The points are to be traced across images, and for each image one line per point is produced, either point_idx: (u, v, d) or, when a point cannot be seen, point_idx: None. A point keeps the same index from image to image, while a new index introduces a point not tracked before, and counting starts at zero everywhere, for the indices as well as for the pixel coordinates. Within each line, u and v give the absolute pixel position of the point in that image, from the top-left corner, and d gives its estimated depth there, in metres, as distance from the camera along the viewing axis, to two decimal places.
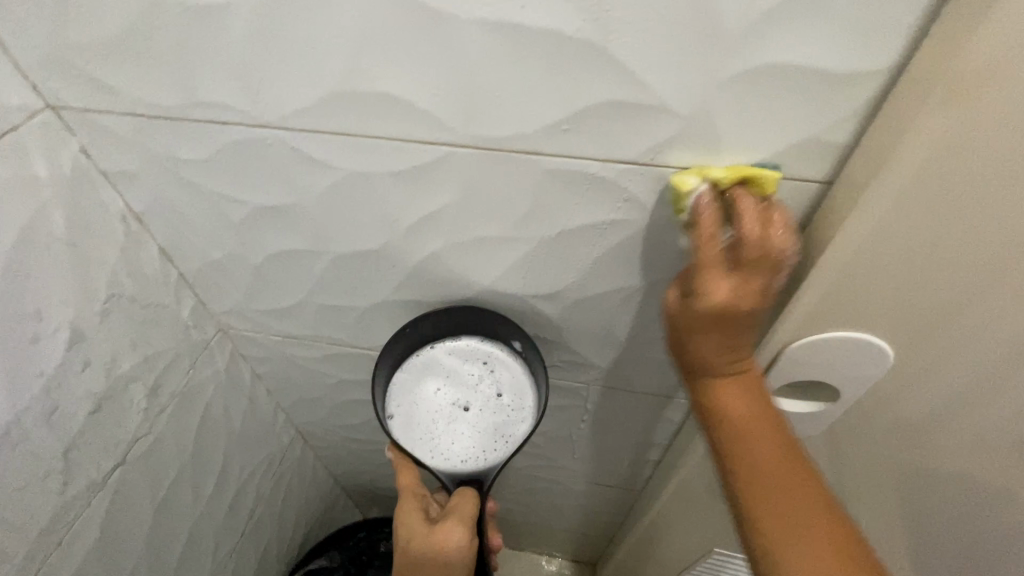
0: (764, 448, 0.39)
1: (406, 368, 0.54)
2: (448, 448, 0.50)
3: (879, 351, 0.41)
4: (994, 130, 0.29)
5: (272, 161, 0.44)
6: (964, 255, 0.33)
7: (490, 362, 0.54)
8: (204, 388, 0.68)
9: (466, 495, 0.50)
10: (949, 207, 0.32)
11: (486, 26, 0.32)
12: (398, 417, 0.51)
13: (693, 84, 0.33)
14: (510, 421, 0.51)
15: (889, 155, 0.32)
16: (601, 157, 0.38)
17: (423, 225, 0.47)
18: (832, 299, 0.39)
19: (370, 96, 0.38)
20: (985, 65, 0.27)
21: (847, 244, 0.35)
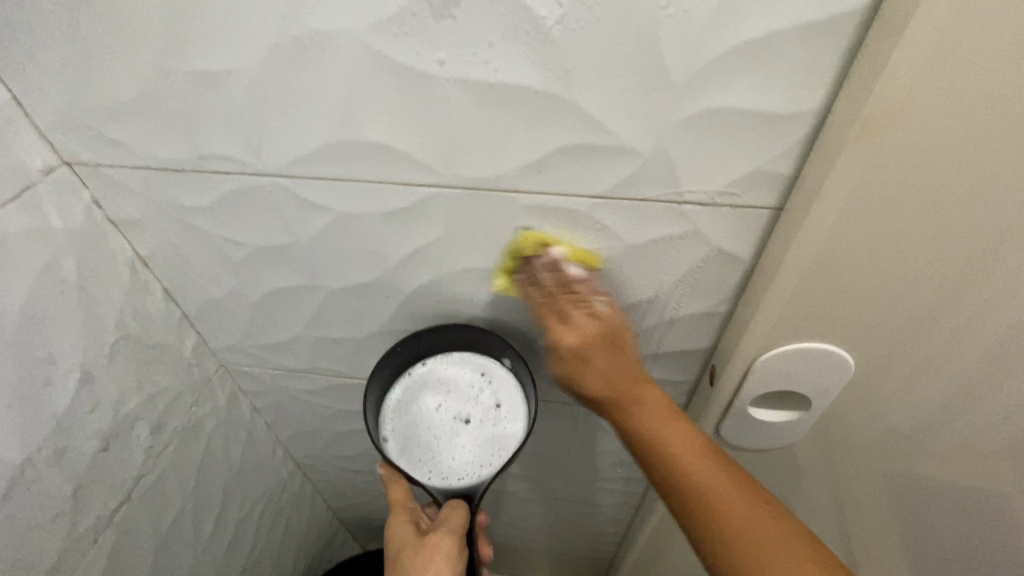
0: (661, 420, 0.44)
1: (400, 386, 0.57)
2: (450, 460, 0.53)
3: (841, 359, 0.44)
4: (912, 149, 0.32)
5: (267, 206, 0.48)
6: (910, 257, 0.36)
7: (486, 373, 0.56)
8: (206, 424, 0.70)
9: (455, 508, 0.51)
10: (888, 218, 0.35)
11: (457, 82, 0.36)
12: (395, 439, 0.54)
13: (649, 126, 0.37)
14: (506, 431, 0.53)
15: (825, 180, 0.35)
16: (573, 192, 0.41)
17: (413, 260, 0.50)
18: (793, 310, 0.42)
19: (357, 145, 0.41)
20: (895, 102, 0.30)
21: (800, 258, 0.38)
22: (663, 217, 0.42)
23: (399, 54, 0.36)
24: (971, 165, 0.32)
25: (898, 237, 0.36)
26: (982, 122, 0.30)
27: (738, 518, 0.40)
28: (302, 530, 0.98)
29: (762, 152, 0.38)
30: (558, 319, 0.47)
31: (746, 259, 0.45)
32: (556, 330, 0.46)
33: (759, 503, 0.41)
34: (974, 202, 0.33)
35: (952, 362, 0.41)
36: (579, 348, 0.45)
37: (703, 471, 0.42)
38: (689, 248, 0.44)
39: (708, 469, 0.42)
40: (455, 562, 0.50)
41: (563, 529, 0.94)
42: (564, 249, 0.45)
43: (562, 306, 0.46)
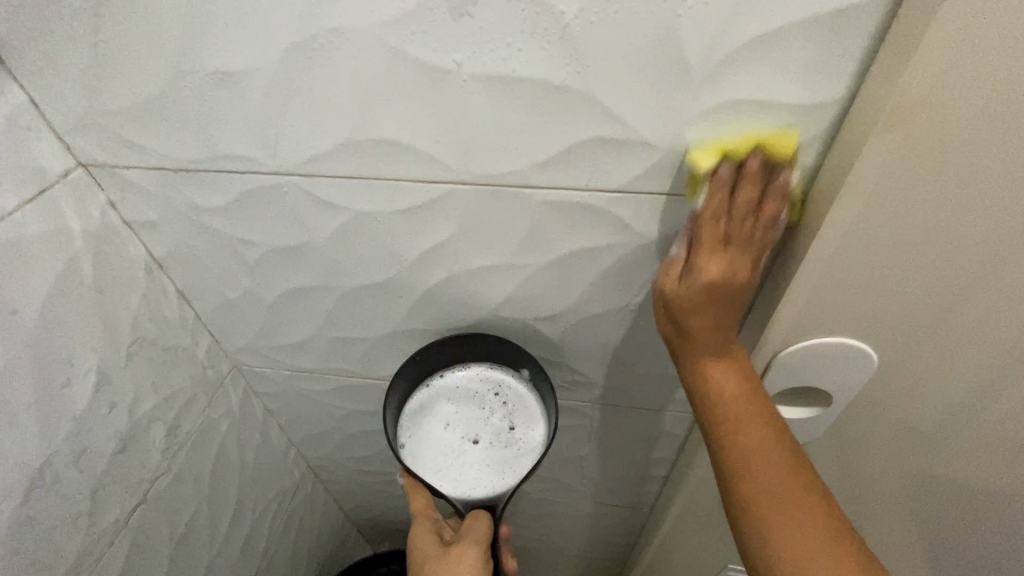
0: (734, 397, 0.41)
1: (418, 399, 0.57)
2: (460, 478, 0.51)
3: (865, 355, 0.43)
4: (935, 142, 0.31)
5: (282, 206, 0.48)
6: (933, 251, 0.36)
7: (501, 392, 0.57)
8: (220, 425, 0.70)
9: (478, 517, 0.50)
10: (911, 213, 0.34)
11: (475, 77, 0.36)
12: (409, 448, 0.53)
13: (667, 119, 0.36)
14: (519, 451, 0.53)
15: (845, 174, 0.34)
16: (591, 188, 0.41)
17: (427, 259, 0.50)
18: (812, 307, 0.41)
19: (372, 143, 0.41)
20: (919, 93, 0.30)
21: (820, 253, 0.38)
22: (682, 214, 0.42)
23: (415, 50, 0.35)
24: (996, 151, 0.31)
25: (921, 226, 0.35)
26: (1007, 108, 0.29)
27: (792, 522, 0.37)
28: (315, 532, 0.98)
29: (784, 142, 0.37)
30: (717, 201, 0.37)
31: (764, 254, 0.44)
32: (710, 208, 0.38)
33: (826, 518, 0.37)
34: (999, 190, 0.32)
35: (976, 352, 0.40)
36: (718, 289, 0.38)
37: (791, 521, 0.37)
38: None
39: (773, 470, 0.39)
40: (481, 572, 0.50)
41: (575, 529, 0.94)
42: (727, 140, 0.37)
43: (737, 228, 0.38)
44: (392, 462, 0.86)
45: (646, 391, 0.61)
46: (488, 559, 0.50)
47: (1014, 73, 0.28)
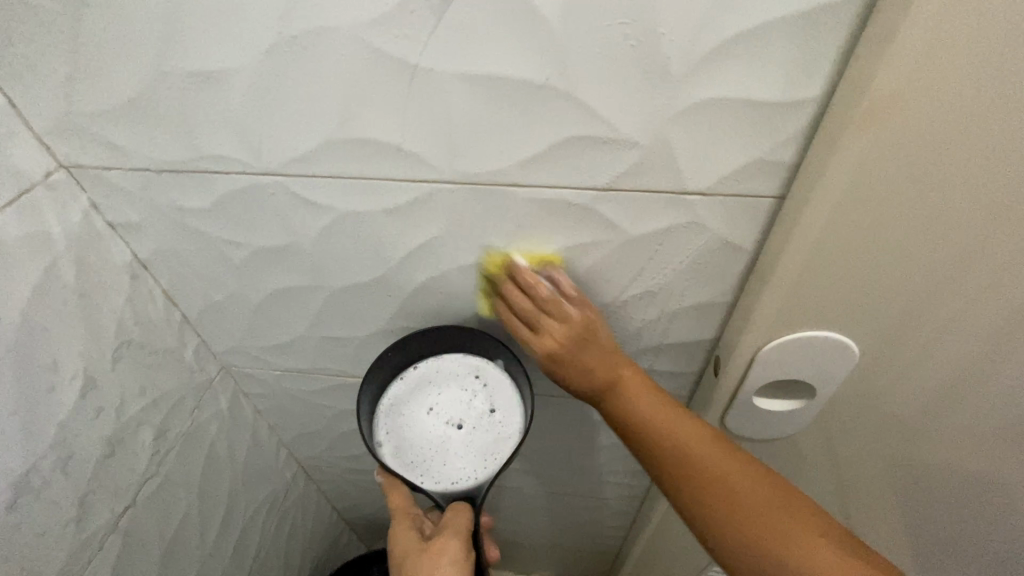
0: (637, 393, 0.46)
1: (392, 393, 0.56)
2: (442, 469, 0.51)
3: (845, 346, 0.44)
4: (911, 135, 0.32)
5: (267, 207, 0.48)
6: (911, 244, 0.36)
7: (480, 376, 0.55)
8: (209, 427, 0.70)
9: (459, 510, 0.50)
10: (889, 206, 0.35)
11: (458, 77, 0.36)
12: (387, 445, 0.52)
13: (650, 117, 0.37)
14: (500, 435, 0.52)
15: (826, 169, 0.35)
16: (575, 186, 0.41)
17: (414, 258, 0.50)
18: (794, 301, 0.42)
19: (356, 142, 0.41)
20: (894, 89, 0.30)
21: (801, 247, 0.38)
22: (665, 210, 0.42)
23: (397, 50, 0.35)
24: (974, 139, 0.31)
25: (904, 216, 0.35)
26: (983, 97, 0.30)
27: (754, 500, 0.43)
28: (308, 531, 0.98)
29: (764, 140, 0.37)
30: None
31: (746, 250, 0.44)
32: None
33: (773, 481, 0.44)
34: (981, 176, 0.33)
35: (967, 338, 0.41)
36: None
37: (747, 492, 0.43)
38: (688, 238, 0.44)
39: (772, 500, 0.43)
40: (463, 567, 0.49)
41: (567, 522, 0.95)
42: None
43: None
44: None
45: None
46: (471, 552, 0.49)
47: (988, 63, 0.29)
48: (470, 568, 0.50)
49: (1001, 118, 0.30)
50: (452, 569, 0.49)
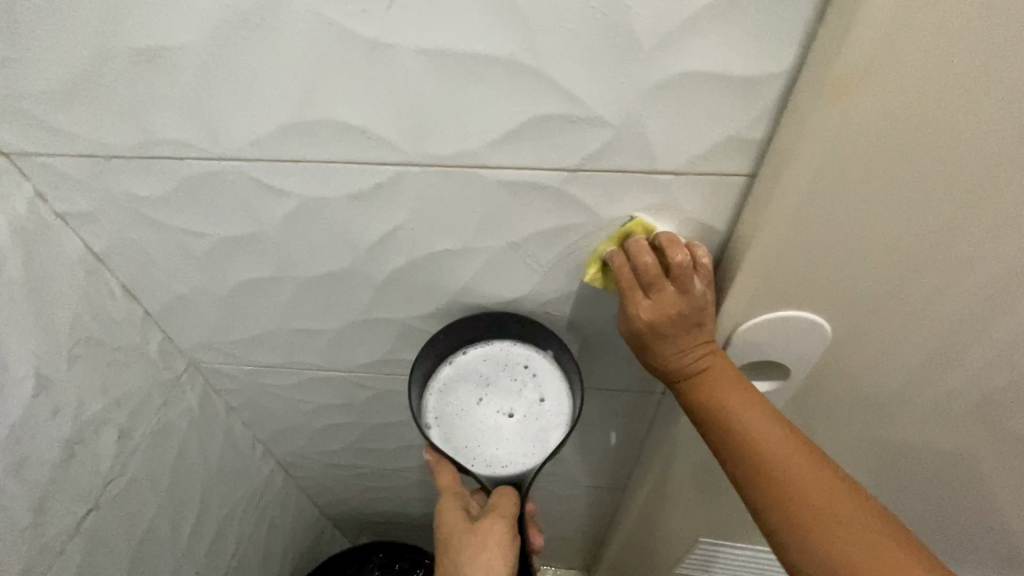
0: (726, 384, 0.45)
1: (440, 377, 0.54)
2: (492, 454, 0.51)
3: (818, 326, 0.44)
4: (879, 110, 0.31)
5: (229, 194, 0.46)
6: (879, 221, 0.36)
7: (531, 366, 0.54)
8: (178, 426, 0.68)
9: (505, 493, 0.51)
10: (858, 183, 0.35)
11: (418, 52, 0.35)
12: (438, 429, 0.52)
13: (620, 94, 0.35)
14: (549, 425, 0.51)
15: (795, 147, 0.34)
16: (546, 167, 0.40)
17: (384, 245, 0.48)
18: (765, 282, 0.42)
19: (316, 124, 0.39)
20: (861, 63, 0.30)
21: (772, 228, 0.38)
22: (638, 191, 0.41)
23: (354, 24, 0.34)
24: (942, 113, 0.31)
25: (874, 193, 0.35)
26: (953, 70, 0.29)
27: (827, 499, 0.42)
28: (290, 528, 0.97)
29: (735, 117, 0.36)
30: None
31: (721, 231, 0.44)
32: None
33: (842, 479, 0.43)
34: (950, 150, 0.32)
35: (944, 315, 0.41)
36: None
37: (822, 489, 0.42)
38: (663, 220, 0.43)
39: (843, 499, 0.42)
40: (507, 547, 0.51)
41: (550, 508, 0.95)
42: None
43: None
44: (363, 453, 0.85)
45: (610, 371, 0.61)
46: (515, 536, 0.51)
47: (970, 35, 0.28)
48: (514, 550, 0.52)
49: (983, 93, 0.30)
50: (498, 548, 0.51)
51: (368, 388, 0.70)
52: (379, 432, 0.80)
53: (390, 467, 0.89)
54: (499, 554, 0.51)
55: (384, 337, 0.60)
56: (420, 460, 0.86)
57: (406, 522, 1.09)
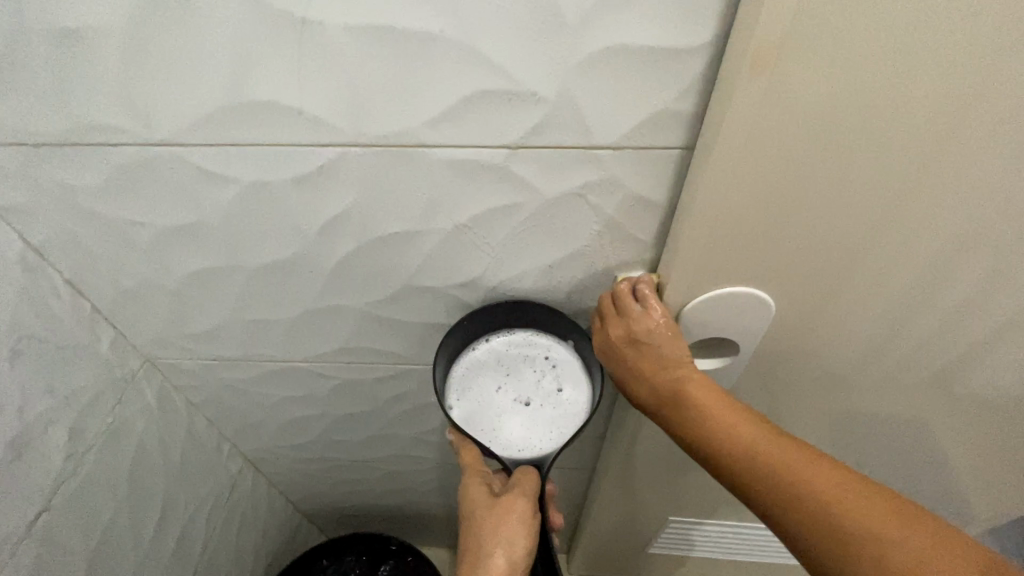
0: (696, 393, 0.47)
1: (464, 360, 0.55)
2: (509, 438, 0.51)
3: (761, 301, 0.46)
4: (798, 86, 0.32)
5: (170, 182, 0.45)
6: (809, 195, 0.38)
7: (552, 357, 0.55)
8: (136, 424, 0.66)
9: (527, 473, 0.50)
10: (785, 159, 0.36)
11: (347, 29, 0.35)
12: (458, 409, 0.52)
13: (553, 68, 0.36)
14: (569, 413, 0.52)
15: (722, 127, 0.35)
16: (488, 144, 0.40)
17: (332, 230, 0.48)
18: (707, 260, 0.43)
19: (251, 105, 0.39)
20: (777, 36, 0.30)
21: (709, 207, 0.39)
22: (580, 166, 0.42)
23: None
24: (858, 86, 0.32)
25: (801, 168, 0.36)
26: (866, 40, 0.30)
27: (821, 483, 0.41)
28: (263, 525, 0.96)
29: (667, 90, 0.37)
30: None
31: (664, 205, 0.45)
32: None
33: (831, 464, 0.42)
34: (868, 122, 0.34)
35: (885, 284, 0.43)
36: None
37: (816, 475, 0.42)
38: (606, 196, 0.44)
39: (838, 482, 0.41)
40: (529, 525, 0.50)
41: None
42: None
43: None
44: (332, 445, 0.85)
45: None
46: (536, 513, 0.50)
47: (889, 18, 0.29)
48: (536, 527, 0.51)
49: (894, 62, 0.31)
50: (520, 525, 0.50)
51: (330, 377, 0.70)
52: (346, 423, 0.79)
53: (360, 458, 0.89)
54: (521, 530, 0.51)
55: (342, 325, 0.60)
56: (389, 450, 0.86)
57: (381, 514, 1.09)
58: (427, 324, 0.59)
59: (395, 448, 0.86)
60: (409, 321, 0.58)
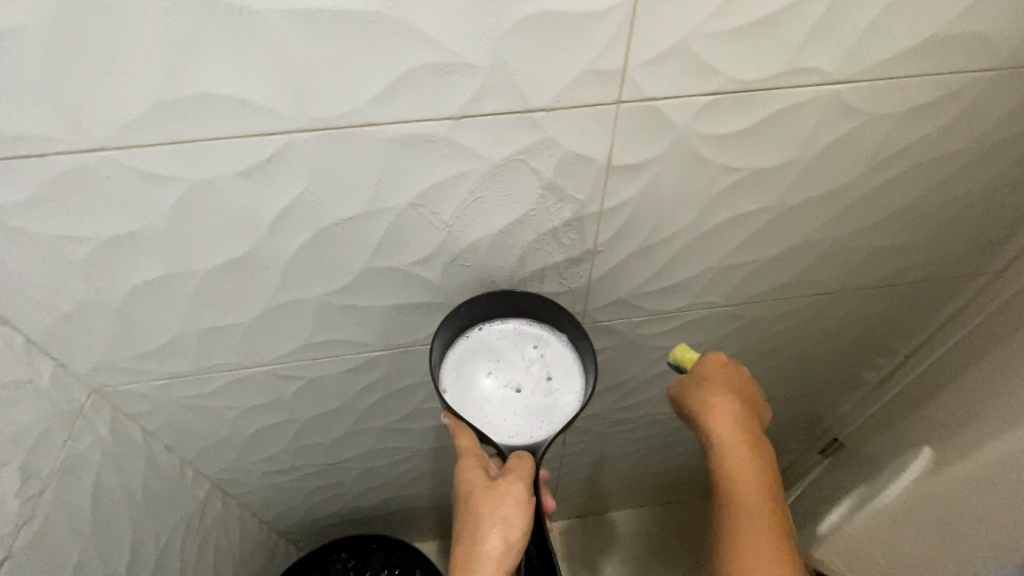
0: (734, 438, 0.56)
1: (458, 348, 0.58)
2: (500, 425, 0.54)
3: None
4: None
5: (110, 191, 0.44)
6: None
7: (538, 345, 0.59)
8: (92, 458, 0.63)
9: (522, 457, 0.52)
10: None
11: (286, 15, 0.36)
12: (451, 394, 0.55)
13: (484, 38, 0.39)
14: (558, 402, 0.55)
15: None
16: (431, 117, 0.43)
17: (285, 221, 0.49)
18: None
19: (194, 100, 0.39)
20: None
21: None
22: (519, 131, 0.45)
23: None
24: None
25: None
26: None
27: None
28: (239, 550, 0.93)
29: (590, 50, 0.41)
30: None
31: (599, 160, 0.49)
32: None
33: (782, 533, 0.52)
34: None
35: None
36: None
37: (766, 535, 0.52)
38: (546, 157, 0.48)
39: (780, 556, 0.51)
40: (526, 509, 0.50)
41: None
42: None
43: None
44: (303, 451, 0.84)
45: None
46: (532, 498, 0.51)
47: None
48: (532, 511, 0.51)
49: None
50: (517, 509, 0.50)
51: (296, 378, 0.69)
52: (317, 424, 0.79)
53: (335, 460, 0.89)
54: (519, 514, 0.50)
55: (303, 320, 0.60)
56: (364, 446, 0.86)
57: (363, 518, 1.08)
58: (389, 306, 0.60)
59: (369, 443, 0.86)
60: (371, 306, 0.60)
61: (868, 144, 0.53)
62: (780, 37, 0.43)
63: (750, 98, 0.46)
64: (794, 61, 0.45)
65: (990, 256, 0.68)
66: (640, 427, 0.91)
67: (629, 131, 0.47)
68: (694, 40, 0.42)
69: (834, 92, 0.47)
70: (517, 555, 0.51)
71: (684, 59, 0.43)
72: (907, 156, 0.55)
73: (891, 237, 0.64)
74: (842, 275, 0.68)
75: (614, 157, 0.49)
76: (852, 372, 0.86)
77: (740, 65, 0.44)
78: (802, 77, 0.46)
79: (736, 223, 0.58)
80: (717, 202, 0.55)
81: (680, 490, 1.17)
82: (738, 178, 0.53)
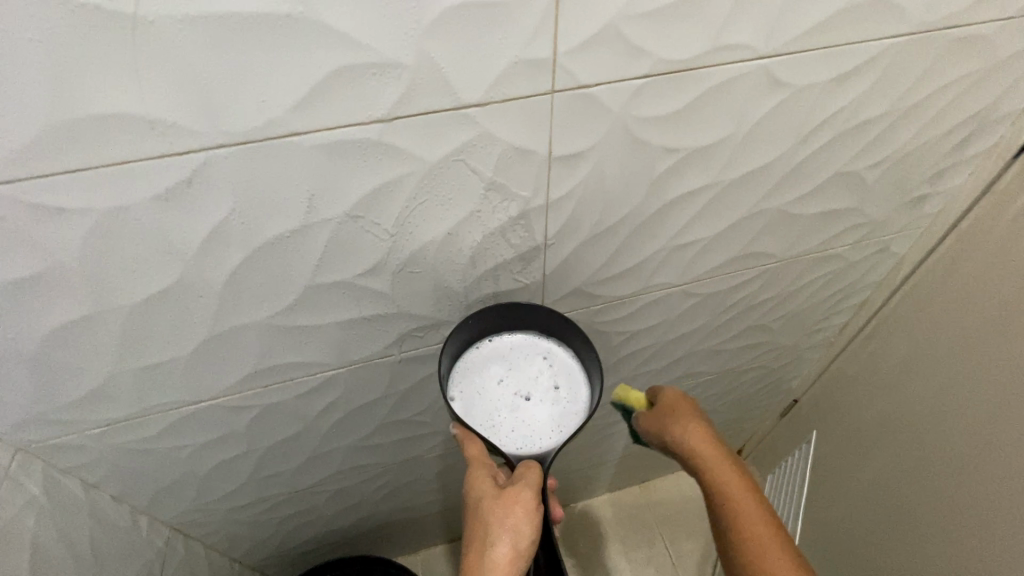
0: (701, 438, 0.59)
1: (467, 356, 0.58)
2: (508, 434, 0.53)
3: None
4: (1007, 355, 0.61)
5: (4, 229, 0.39)
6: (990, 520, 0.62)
7: (548, 354, 0.59)
8: (26, 523, 0.58)
9: (530, 465, 0.51)
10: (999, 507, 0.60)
11: (184, 22, 0.33)
12: (461, 400, 0.55)
13: (404, 35, 0.37)
14: (567, 410, 0.55)
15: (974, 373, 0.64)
16: (357, 120, 0.40)
17: (212, 244, 0.45)
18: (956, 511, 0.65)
19: (91, 122, 0.36)
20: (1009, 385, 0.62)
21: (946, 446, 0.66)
22: (454, 128, 0.44)
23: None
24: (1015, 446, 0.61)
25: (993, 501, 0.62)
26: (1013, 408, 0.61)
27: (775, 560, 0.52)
28: None
29: (516, 40, 0.40)
30: None
31: (539, 151, 0.48)
32: None
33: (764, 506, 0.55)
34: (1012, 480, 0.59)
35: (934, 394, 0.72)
36: None
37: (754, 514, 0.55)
38: (485, 153, 0.46)
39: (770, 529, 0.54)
40: (536, 516, 0.49)
41: None
42: None
43: None
44: (267, 481, 0.80)
45: None
46: (541, 507, 0.49)
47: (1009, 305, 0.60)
48: (541, 520, 0.50)
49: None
50: (526, 518, 0.48)
51: (248, 408, 0.65)
52: (278, 452, 0.75)
53: (303, 486, 0.85)
54: (528, 522, 0.49)
55: (247, 347, 0.56)
56: (333, 468, 0.83)
57: (341, 539, 1.04)
58: (339, 322, 0.57)
59: (337, 464, 0.83)
60: (320, 324, 0.57)
61: (794, 117, 0.54)
62: (702, 14, 0.43)
63: (680, 77, 0.47)
64: (719, 37, 0.45)
65: (916, 211, 0.71)
66: (609, 412, 0.92)
67: (565, 119, 0.46)
68: (620, 22, 0.41)
69: (759, 67, 0.48)
70: (527, 564, 0.49)
71: (612, 43, 0.42)
72: (834, 123, 0.57)
73: (827, 202, 0.66)
74: (785, 243, 0.70)
75: (554, 148, 0.48)
76: (803, 335, 0.89)
77: (667, 44, 0.44)
78: (728, 54, 0.46)
79: (680, 203, 0.59)
80: (659, 184, 0.56)
81: (655, 467, 1.19)
82: (677, 159, 0.54)
